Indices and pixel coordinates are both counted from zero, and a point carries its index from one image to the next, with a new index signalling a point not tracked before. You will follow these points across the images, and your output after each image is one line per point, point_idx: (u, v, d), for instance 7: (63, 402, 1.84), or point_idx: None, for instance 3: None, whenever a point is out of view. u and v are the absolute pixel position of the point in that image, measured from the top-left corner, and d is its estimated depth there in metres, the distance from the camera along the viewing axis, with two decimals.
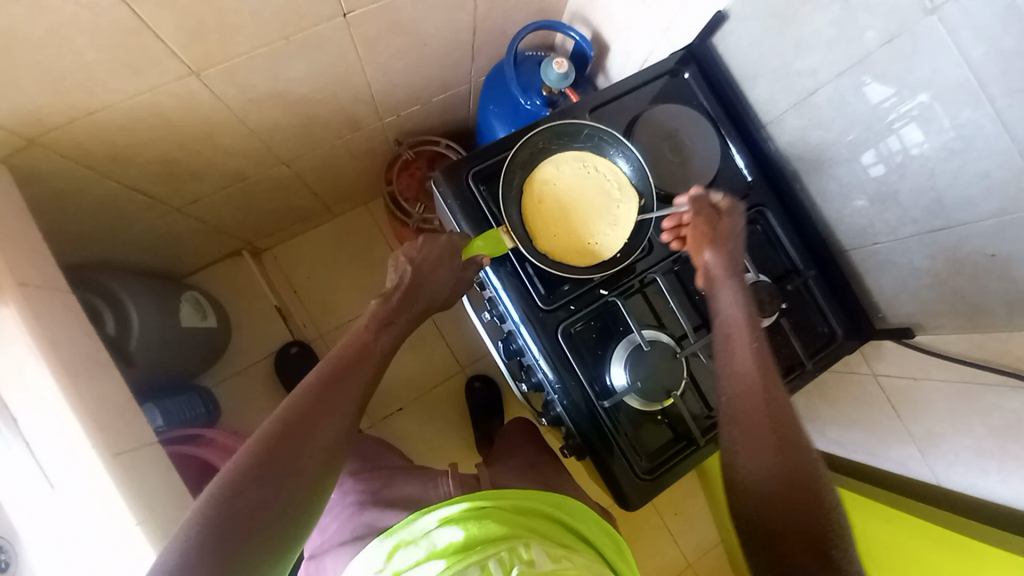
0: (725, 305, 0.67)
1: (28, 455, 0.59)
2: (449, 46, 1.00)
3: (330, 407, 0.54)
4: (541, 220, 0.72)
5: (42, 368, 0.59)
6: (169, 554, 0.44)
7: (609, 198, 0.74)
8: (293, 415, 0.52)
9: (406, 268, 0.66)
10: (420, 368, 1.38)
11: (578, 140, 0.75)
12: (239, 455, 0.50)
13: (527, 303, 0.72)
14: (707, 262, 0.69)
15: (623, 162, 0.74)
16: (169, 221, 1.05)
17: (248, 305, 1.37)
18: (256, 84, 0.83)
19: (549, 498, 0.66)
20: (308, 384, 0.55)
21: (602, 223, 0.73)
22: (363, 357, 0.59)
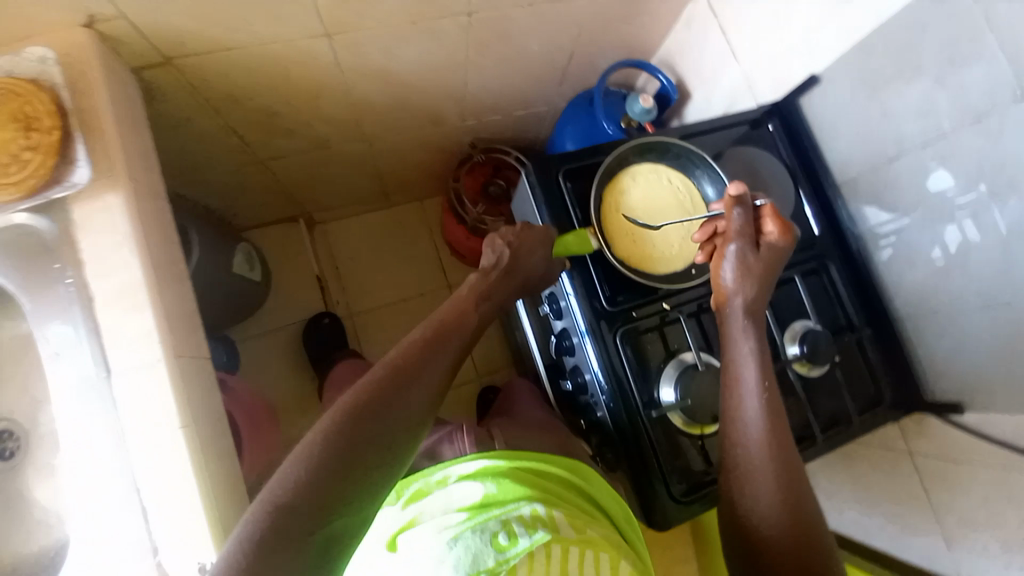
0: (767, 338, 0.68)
1: (95, 342, 0.59)
2: (545, 65, 1.08)
3: (429, 361, 0.58)
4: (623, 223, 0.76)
5: (133, 259, 0.61)
6: (284, 475, 0.49)
7: (686, 213, 0.78)
8: (398, 362, 0.57)
9: (505, 250, 0.68)
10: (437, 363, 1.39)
11: (665, 157, 0.80)
12: (336, 405, 0.54)
13: (592, 305, 0.74)
14: (729, 286, 0.67)
15: (708, 184, 0.79)
16: (248, 171, 1.09)
17: (289, 270, 1.39)
18: (373, 59, 0.89)
19: (562, 462, 0.65)
20: (404, 345, 0.59)
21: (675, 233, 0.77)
22: (454, 328, 0.62)
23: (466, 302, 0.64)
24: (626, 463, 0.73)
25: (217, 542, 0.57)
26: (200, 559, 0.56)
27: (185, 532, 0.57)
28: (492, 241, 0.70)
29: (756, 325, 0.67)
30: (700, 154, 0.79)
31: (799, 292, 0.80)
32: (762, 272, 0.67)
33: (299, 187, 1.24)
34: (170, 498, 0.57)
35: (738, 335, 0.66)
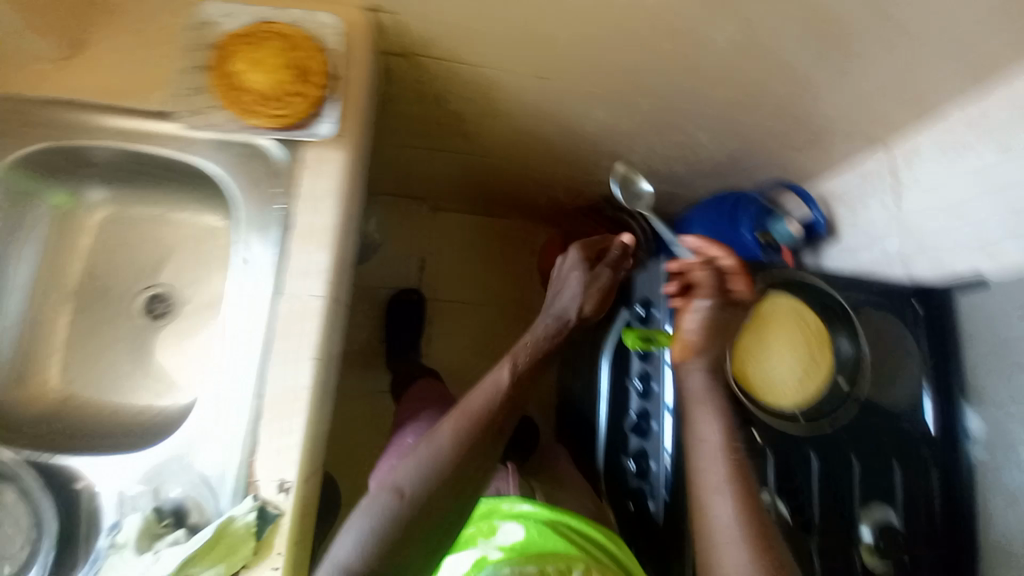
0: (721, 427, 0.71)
1: (279, 261, 0.69)
2: (711, 159, 1.12)
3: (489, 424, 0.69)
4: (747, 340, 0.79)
5: (331, 208, 0.70)
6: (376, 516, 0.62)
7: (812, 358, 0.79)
8: (466, 424, 0.69)
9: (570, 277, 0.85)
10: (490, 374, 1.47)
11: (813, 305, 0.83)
12: (413, 463, 0.66)
13: (684, 399, 0.78)
14: (686, 333, 0.75)
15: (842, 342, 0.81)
16: (413, 152, 1.21)
17: (401, 241, 1.51)
18: (569, 106, 0.98)
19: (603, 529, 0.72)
20: (468, 407, 0.71)
21: (793, 372, 0.78)
22: (523, 377, 0.75)
23: (521, 355, 0.77)
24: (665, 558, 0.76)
25: (302, 468, 0.63)
26: (284, 477, 0.63)
27: (281, 449, 0.64)
28: (551, 296, 0.87)
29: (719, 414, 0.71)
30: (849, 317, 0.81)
31: (894, 480, 0.80)
32: (715, 326, 0.74)
33: (445, 178, 1.35)
34: (282, 415, 0.64)
35: (701, 423, 0.71)
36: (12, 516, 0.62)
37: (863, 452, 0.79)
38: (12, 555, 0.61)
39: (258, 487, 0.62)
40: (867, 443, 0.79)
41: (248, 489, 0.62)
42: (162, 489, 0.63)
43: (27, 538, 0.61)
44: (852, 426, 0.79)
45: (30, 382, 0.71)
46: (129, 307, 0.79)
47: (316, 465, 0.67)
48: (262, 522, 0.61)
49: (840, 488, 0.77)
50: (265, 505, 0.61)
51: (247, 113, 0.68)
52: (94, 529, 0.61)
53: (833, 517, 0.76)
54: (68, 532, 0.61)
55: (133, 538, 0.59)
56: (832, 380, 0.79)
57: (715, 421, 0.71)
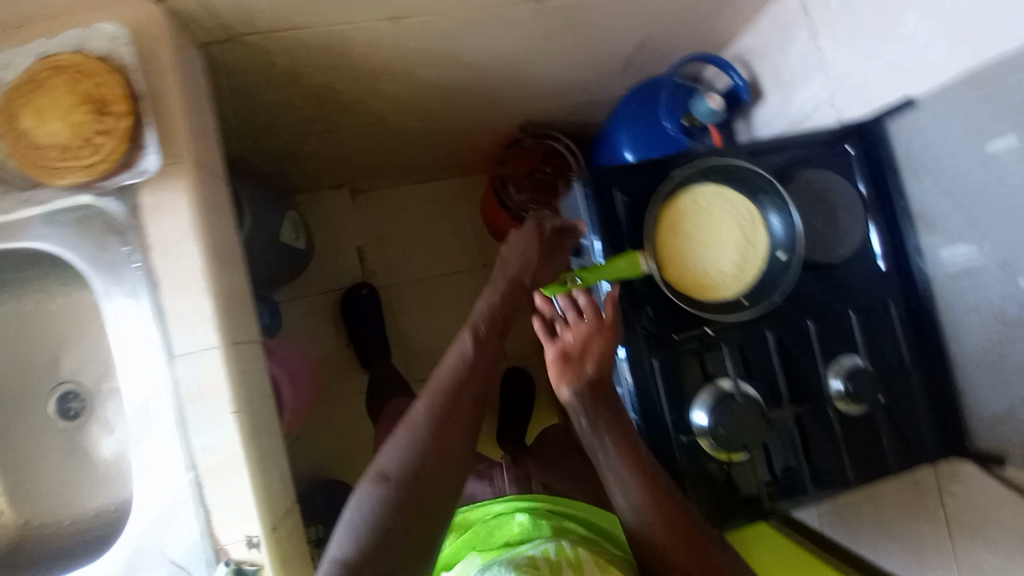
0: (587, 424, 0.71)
1: (161, 324, 0.62)
2: (612, 53, 1.01)
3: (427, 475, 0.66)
4: (677, 253, 0.75)
5: (197, 248, 0.62)
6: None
7: (746, 242, 0.75)
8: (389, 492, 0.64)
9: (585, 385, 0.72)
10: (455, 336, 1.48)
11: (732, 182, 0.76)
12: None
13: (632, 321, 0.75)
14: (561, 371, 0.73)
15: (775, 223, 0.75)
16: (300, 140, 1.09)
17: (331, 236, 1.42)
18: (438, 41, 0.85)
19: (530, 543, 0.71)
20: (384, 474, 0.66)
21: (733, 264, 0.75)
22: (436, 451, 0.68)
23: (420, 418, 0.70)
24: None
25: (264, 519, 0.62)
26: (249, 532, 0.61)
27: (235, 507, 0.62)
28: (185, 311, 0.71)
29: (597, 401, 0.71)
30: (774, 188, 0.74)
31: (852, 327, 0.78)
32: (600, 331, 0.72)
33: (348, 158, 1.24)
34: (222, 479, 0.62)
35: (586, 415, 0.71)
36: None
37: (817, 315, 0.77)
38: None
39: (225, 550, 0.61)
40: (817, 302, 0.77)
41: (219, 555, 0.61)
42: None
43: None
44: (797, 288, 0.77)
45: None
46: (43, 412, 0.74)
47: (280, 507, 0.65)
48: None
49: (799, 350, 0.76)
50: (240, 565, 0.61)
51: (58, 173, 0.59)
52: None
53: (800, 380, 0.76)
54: None
55: None
56: (768, 260, 0.74)
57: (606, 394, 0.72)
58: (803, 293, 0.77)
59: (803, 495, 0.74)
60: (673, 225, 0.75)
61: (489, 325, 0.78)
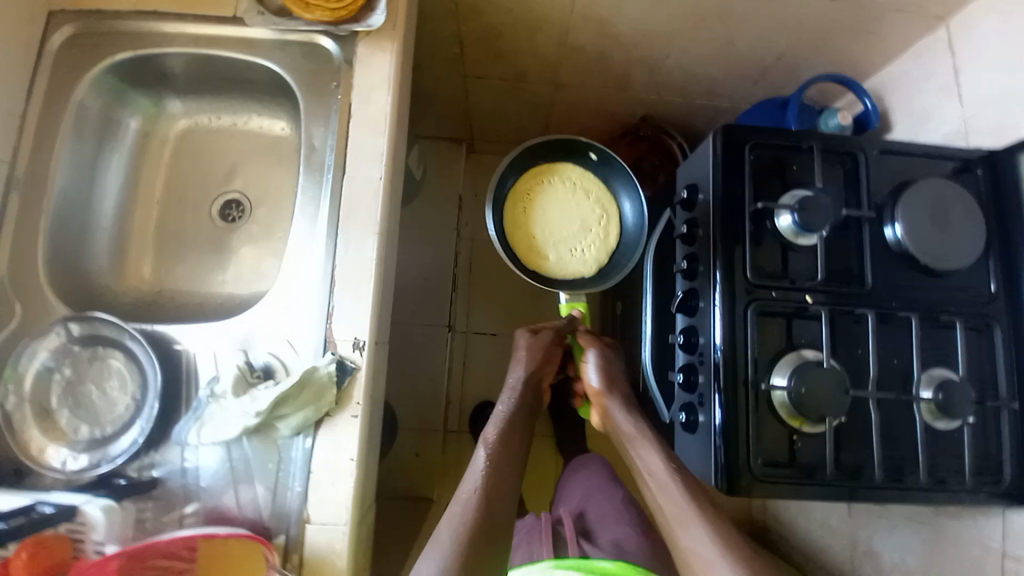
0: (654, 466, 0.72)
1: (335, 144, 0.73)
2: (749, 58, 1.10)
3: (504, 484, 0.70)
4: (567, 254, 0.88)
5: (384, 92, 0.74)
6: None
7: (599, 207, 0.91)
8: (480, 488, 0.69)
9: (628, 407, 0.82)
10: (523, 299, 1.55)
11: (523, 168, 0.91)
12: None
13: (736, 270, 0.76)
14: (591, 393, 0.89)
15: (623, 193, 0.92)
16: (452, 80, 1.24)
17: (439, 181, 1.55)
18: (604, 6, 0.97)
19: None
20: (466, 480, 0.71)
21: (597, 224, 0.90)
22: (508, 453, 0.74)
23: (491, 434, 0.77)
24: (717, 414, 0.74)
25: (372, 329, 0.68)
26: (357, 335, 0.67)
27: (350, 310, 0.68)
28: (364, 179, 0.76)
29: (651, 435, 0.76)
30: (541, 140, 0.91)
31: (955, 343, 0.77)
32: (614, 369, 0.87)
33: (480, 111, 1.38)
34: (348, 285, 0.69)
35: (639, 446, 0.75)
36: (117, 376, 0.69)
37: (923, 316, 0.77)
38: (120, 407, 0.69)
39: (334, 345, 0.67)
40: (923, 303, 0.77)
41: (326, 347, 0.67)
42: (235, 352, 0.69)
43: (131, 396, 0.68)
44: (903, 286, 0.78)
45: (129, 272, 0.82)
46: (207, 209, 0.88)
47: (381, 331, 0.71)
48: (342, 374, 0.66)
49: (890, 346, 0.77)
50: (343, 360, 0.66)
51: (303, 10, 0.73)
52: (191, 389, 0.68)
53: (884, 373, 0.76)
54: (170, 389, 0.68)
55: (232, 386, 0.65)
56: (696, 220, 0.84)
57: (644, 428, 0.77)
58: (910, 292, 0.78)
59: (870, 486, 0.72)
60: (791, 196, 0.76)
61: (514, 395, 0.82)
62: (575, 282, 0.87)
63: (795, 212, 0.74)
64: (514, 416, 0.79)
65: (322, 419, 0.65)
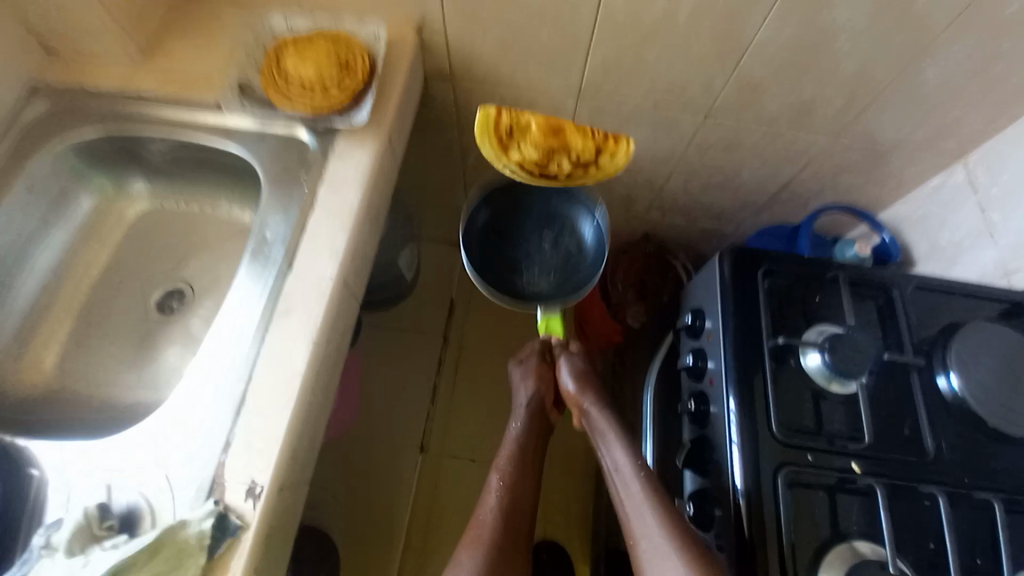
0: (624, 463, 0.62)
1: (290, 238, 0.64)
2: (756, 185, 1.06)
3: (508, 521, 0.63)
4: None
5: (355, 189, 0.67)
6: None
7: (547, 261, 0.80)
8: (483, 525, 0.62)
9: (607, 416, 0.69)
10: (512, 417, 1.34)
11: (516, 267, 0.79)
12: None
13: (758, 422, 0.60)
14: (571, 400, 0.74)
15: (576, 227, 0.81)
16: (452, 186, 1.22)
17: (430, 283, 1.46)
18: (604, 128, 0.96)
19: None
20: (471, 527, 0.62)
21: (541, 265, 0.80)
22: (523, 479, 0.67)
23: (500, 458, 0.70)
24: None
25: (278, 472, 0.52)
26: (255, 479, 0.51)
27: (254, 443, 0.53)
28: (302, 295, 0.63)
29: (635, 443, 0.66)
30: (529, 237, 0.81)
31: None
32: (591, 379, 0.74)
33: None
34: (266, 410, 0.55)
35: (615, 453, 0.65)
36: None
37: (1006, 498, 0.59)
38: None
39: (222, 489, 0.51)
40: (1004, 483, 0.60)
41: (212, 491, 0.51)
42: (95, 486, 0.53)
43: None
44: (974, 457, 0.61)
45: (27, 364, 0.69)
46: (146, 298, 0.79)
47: (294, 471, 0.55)
48: (219, 536, 0.48)
49: (972, 543, 0.57)
50: (226, 513, 0.49)
51: (285, 103, 0.70)
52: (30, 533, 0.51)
53: None
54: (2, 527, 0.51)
55: (65, 542, 0.49)
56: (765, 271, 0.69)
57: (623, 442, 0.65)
58: (984, 466, 0.60)
59: None
60: (819, 331, 0.65)
61: (523, 420, 0.74)
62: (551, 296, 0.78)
63: (825, 352, 0.62)
64: (525, 440, 0.71)
65: None
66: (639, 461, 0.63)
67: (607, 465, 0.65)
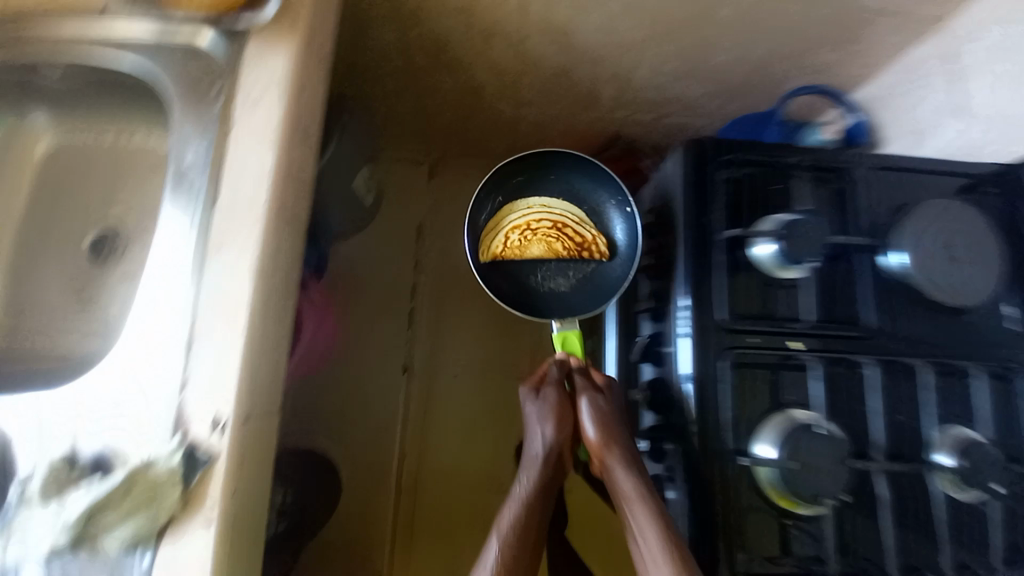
0: (652, 538, 0.56)
1: (214, 164, 0.60)
2: (726, 70, 0.98)
3: None
4: None
5: (276, 101, 0.61)
6: None
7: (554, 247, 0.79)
8: None
9: (636, 477, 0.61)
10: (489, 330, 1.39)
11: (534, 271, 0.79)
12: None
13: (708, 314, 0.61)
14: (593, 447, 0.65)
15: (609, 212, 0.81)
16: (402, 95, 1.12)
17: (396, 205, 1.41)
18: (558, 12, 0.86)
19: None
20: None
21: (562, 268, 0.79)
22: (526, 545, 0.61)
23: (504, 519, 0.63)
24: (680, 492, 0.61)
25: (238, 403, 0.53)
26: (218, 411, 0.52)
27: (211, 377, 0.53)
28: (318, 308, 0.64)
29: (663, 514, 0.58)
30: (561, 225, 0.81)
31: (973, 395, 0.63)
32: (616, 425, 0.65)
33: (439, 129, 1.26)
34: (218, 345, 0.54)
35: (643, 525, 0.57)
36: None
37: (940, 367, 0.63)
38: None
39: (187, 424, 0.52)
40: (938, 350, 0.64)
41: (177, 428, 0.52)
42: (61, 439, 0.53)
43: None
44: (910, 328, 0.64)
45: None
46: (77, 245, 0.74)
47: (260, 400, 0.56)
48: (190, 467, 0.50)
49: (901, 404, 0.62)
50: (194, 447, 0.51)
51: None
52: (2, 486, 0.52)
53: (898, 440, 0.61)
54: None
55: (41, 488, 0.51)
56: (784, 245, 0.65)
57: (650, 514, 0.58)
58: (920, 336, 0.64)
59: None
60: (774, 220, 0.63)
61: (532, 473, 0.66)
62: (574, 304, 0.77)
63: (779, 241, 0.61)
64: (534, 499, 0.64)
65: (164, 528, 0.50)
66: (663, 529, 0.57)
67: (635, 537, 0.58)
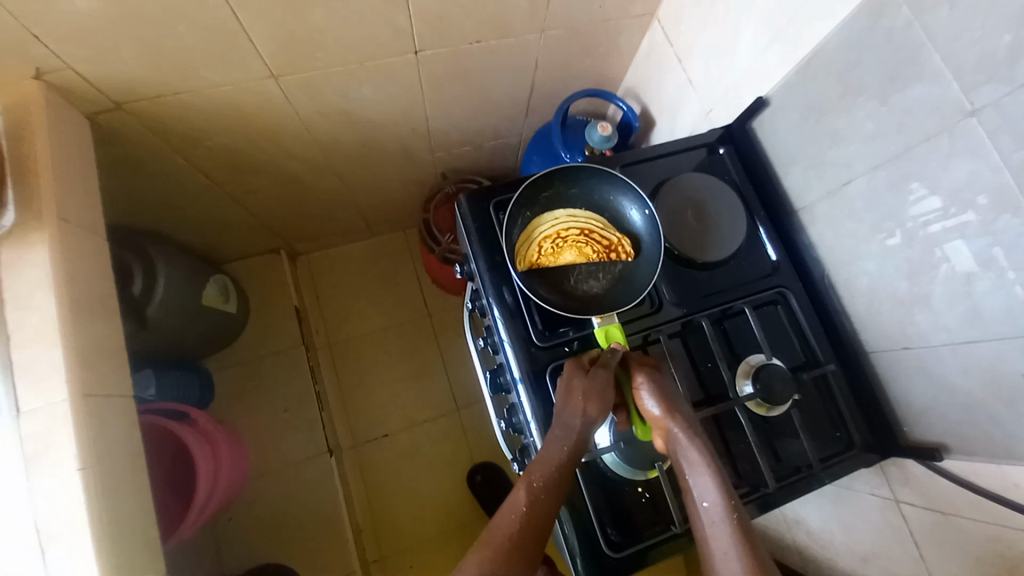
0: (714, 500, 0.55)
1: (10, 379, 0.62)
2: (507, 98, 1.06)
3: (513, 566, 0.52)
4: None
5: (51, 296, 0.64)
6: None
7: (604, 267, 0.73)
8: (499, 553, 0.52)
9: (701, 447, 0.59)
10: (399, 383, 1.44)
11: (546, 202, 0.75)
12: None
13: (523, 338, 0.73)
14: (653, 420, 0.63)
15: (623, 201, 0.75)
16: (220, 205, 1.11)
17: (267, 300, 1.40)
18: (325, 100, 0.90)
19: None
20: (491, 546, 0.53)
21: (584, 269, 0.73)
22: (545, 507, 0.57)
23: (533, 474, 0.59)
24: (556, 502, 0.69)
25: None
26: None
27: None
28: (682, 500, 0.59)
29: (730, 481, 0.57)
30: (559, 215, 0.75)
31: (753, 326, 0.77)
32: (682, 401, 0.64)
33: (276, 220, 1.26)
34: (65, 548, 0.58)
35: (705, 489, 0.56)
36: None
37: (716, 313, 0.77)
38: None
39: None
40: (715, 299, 0.78)
41: None
42: None
43: None
44: (689, 289, 0.78)
45: None
46: None
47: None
48: None
49: (699, 353, 0.76)
50: None
51: None
52: None
53: (705, 385, 0.74)
54: None
55: None
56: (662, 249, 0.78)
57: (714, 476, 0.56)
58: (696, 293, 0.78)
59: None
60: None
61: (563, 443, 0.62)
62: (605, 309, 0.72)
63: None
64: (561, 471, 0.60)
65: None
66: (730, 500, 0.55)
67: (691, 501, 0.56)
